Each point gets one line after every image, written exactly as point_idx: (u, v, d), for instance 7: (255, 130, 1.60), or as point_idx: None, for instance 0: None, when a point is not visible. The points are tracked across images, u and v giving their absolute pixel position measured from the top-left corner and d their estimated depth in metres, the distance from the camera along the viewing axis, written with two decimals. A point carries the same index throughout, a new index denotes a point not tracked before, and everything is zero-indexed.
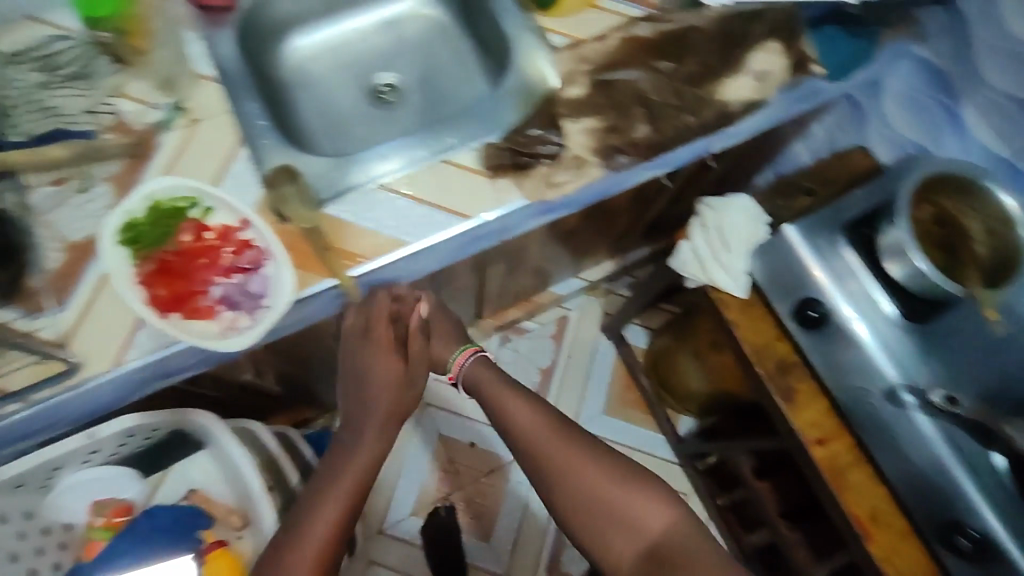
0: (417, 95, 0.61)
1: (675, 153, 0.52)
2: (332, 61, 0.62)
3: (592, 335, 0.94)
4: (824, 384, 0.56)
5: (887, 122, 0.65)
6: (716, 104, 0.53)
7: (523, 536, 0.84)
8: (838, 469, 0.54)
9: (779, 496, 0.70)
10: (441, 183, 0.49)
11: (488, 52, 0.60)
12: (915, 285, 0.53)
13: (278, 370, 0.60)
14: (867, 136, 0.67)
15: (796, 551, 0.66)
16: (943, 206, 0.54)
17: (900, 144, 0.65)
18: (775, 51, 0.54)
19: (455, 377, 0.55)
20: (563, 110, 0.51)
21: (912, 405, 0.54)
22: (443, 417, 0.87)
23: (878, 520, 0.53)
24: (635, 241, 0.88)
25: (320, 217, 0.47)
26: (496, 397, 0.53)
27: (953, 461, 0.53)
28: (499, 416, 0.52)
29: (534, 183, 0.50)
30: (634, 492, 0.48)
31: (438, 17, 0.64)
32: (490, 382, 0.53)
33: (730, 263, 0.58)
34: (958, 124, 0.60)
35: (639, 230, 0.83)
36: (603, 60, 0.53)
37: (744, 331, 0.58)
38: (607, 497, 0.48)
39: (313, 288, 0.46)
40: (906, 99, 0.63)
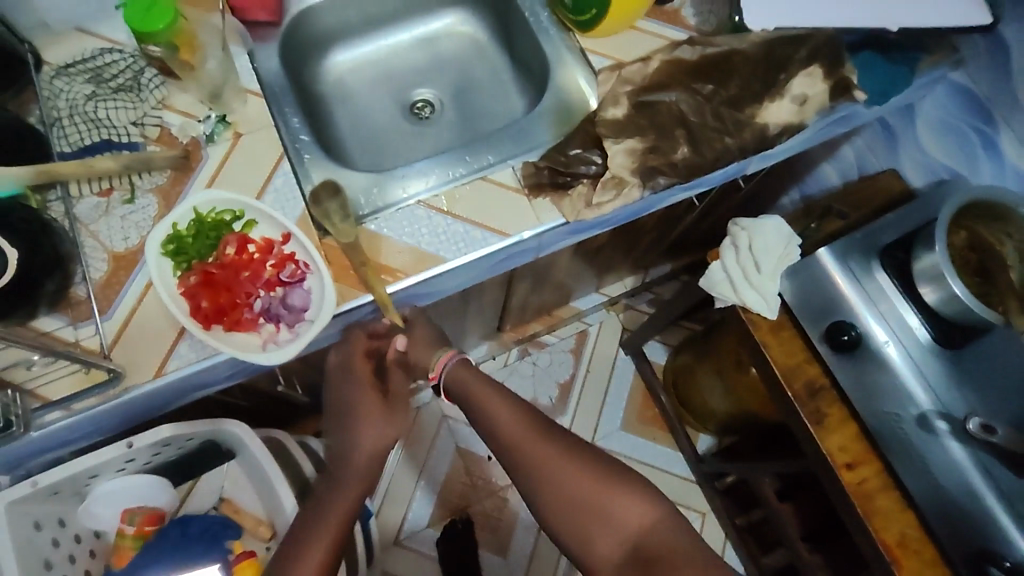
0: (451, 111, 0.63)
1: (712, 175, 0.52)
2: (370, 77, 0.63)
3: (612, 351, 0.93)
4: (853, 407, 0.55)
5: (921, 146, 0.65)
6: (755, 127, 0.52)
7: (540, 552, 0.83)
8: (866, 494, 0.53)
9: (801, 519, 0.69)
10: (478, 200, 0.49)
11: (523, 71, 0.61)
12: (950, 311, 0.52)
13: (305, 380, 0.60)
14: (900, 160, 0.67)
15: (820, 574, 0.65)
16: (978, 231, 0.54)
17: (933, 169, 0.64)
18: (817, 75, 0.53)
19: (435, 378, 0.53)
20: (603, 130, 0.50)
21: (944, 431, 0.53)
22: (463, 431, 0.87)
23: (907, 547, 0.52)
24: (657, 258, 0.88)
25: (360, 232, 0.47)
26: (476, 397, 0.50)
27: (986, 489, 0.52)
28: (477, 418, 0.50)
29: (572, 202, 0.49)
30: (612, 488, 0.46)
31: (473, 34, 0.65)
32: (470, 381, 0.51)
33: (763, 285, 0.57)
34: (995, 151, 0.58)
35: (663, 247, 0.83)
36: (642, 82, 0.52)
37: (775, 353, 0.57)
38: (588, 496, 0.46)
39: (353, 303, 0.46)
40: (938, 124, 0.62)
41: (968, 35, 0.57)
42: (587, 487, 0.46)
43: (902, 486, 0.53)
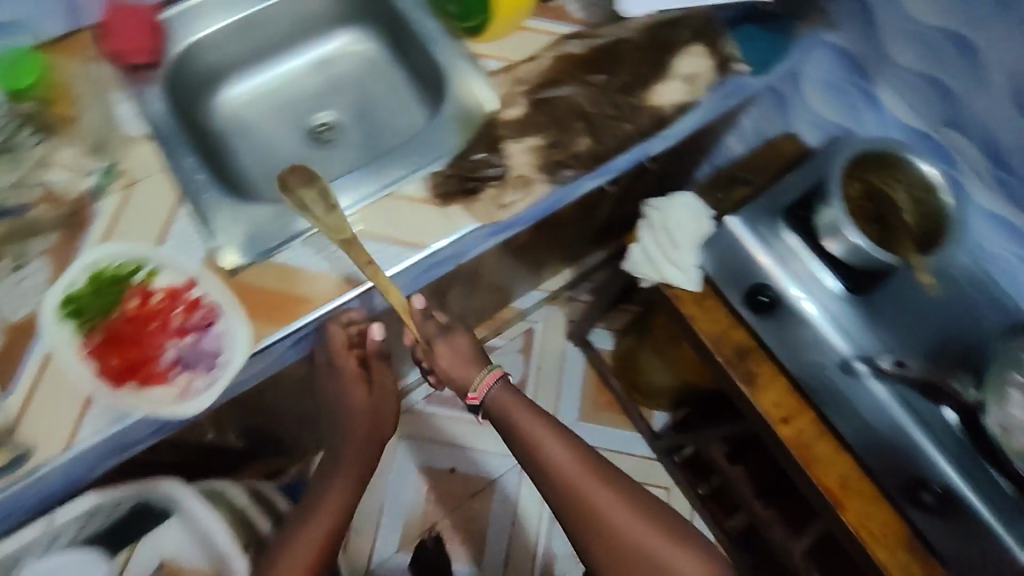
0: (355, 130, 0.62)
1: (617, 161, 0.53)
2: (267, 107, 0.62)
3: (559, 344, 0.94)
4: (782, 364, 0.58)
5: (809, 106, 0.69)
6: (650, 110, 0.54)
7: (515, 553, 0.83)
8: (805, 444, 0.57)
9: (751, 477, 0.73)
10: (390, 217, 0.49)
11: (422, 81, 0.61)
12: (855, 259, 0.54)
13: (242, 424, 0.59)
14: (793, 122, 0.71)
15: (773, 527, 0.68)
16: (871, 180, 0.57)
17: (824, 127, 0.69)
18: (702, 54, 0.55)
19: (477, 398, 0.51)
20: (504, 132, 0.52)
21: (865, 373, 0.55)
22: (422, 448, 0.86)
23: (847, 486, 0.55)
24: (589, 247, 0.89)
25: (269, 265, 0.46)
26: (536, 441, 0.49)
27: (911, 423, 0.54)
28: (537, 459, 0.49)
29: (484, 206, 0.50)
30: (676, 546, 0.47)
31: (369, 51, 0.64)
32: (529, 425, 0.50)
33: (680, 258, 0.61)
34: (875, 104, 0.63)
35: (592, 235, 0.84)
36: (536, 79, 0.54)
37: (700, 323, 0.60)
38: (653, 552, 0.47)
39: (269, 339, 0.45)
40: (824, 85, 0.66)
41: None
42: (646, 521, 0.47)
43: (845, 444, 0.56)
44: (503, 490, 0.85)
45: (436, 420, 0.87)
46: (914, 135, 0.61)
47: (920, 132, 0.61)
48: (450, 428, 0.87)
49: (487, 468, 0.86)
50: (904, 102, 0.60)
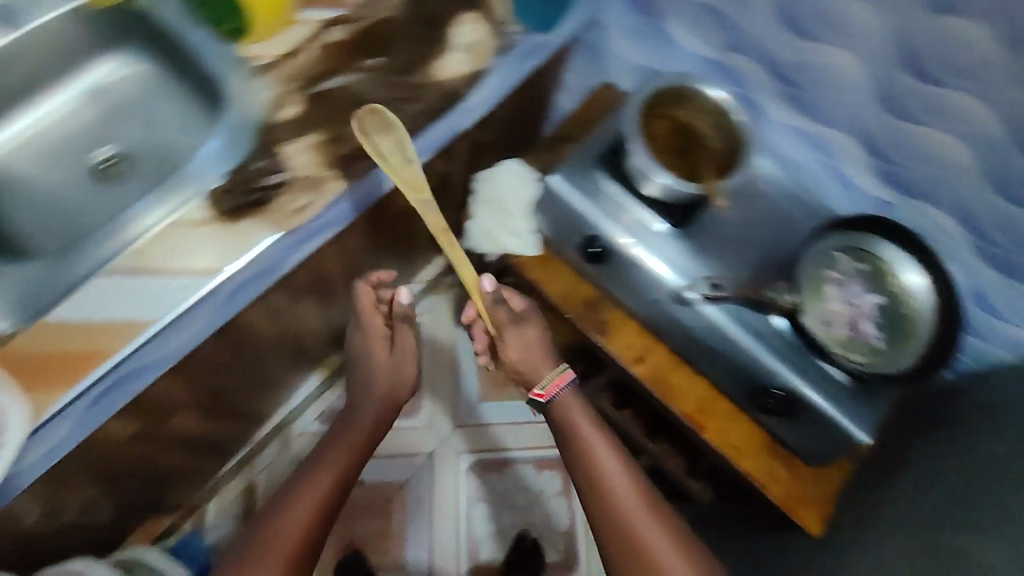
0: (145, 159, 0.57)
1: (414, 143, 0.52)
2: (36, 153, 0.57)
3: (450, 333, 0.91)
4: (625, 306, 0.60)
5: (618, 54, 0.69)
6: (438, 87, 0.53)
7: (437, 551, 0.81)
8: (660, 378, 0.59)
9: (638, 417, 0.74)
10: (173, 247, 0.45)
11: (200, 93, 0.56)
12: (671, 197, 0.56)
13: (81, 497, 0.54)
14: (610, 72, 0.70)
15: (668, 461, 0.72)
16: (676, 117, 0.57)
17: (636, 71, 0.68)
18: (479, 22, 0.55)
19: (545, 394, 0.55)
20: (282, 135, 0.49)
21: (698, 299, 0.57)
22: None
23: (706, 411, 0.58)
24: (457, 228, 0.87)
25: (37, 328, 0.43)
26: (590, 454, 0.52)
27: (744, 339, 0.56)
28: (582, 463, 0.52)
29: (276, 216, 0.47)
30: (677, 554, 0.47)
31: (141, 70, 0.58)
32: (590, 438, 0.53)
33: (517, 227, 0.62)
34: (669, 39, 0.63)
35: None
36: (310, 73, 0.51)
37: (545, 284, 0.61)
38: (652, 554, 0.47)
39: (51, 408, 0.41)
40: (627, 31, 0.66)
41: None
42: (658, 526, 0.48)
43: (701, 373, 0.59)
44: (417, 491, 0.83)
45: None
46: (709, 63, 0.62)
47: (714, 60, 0.61)
48: None
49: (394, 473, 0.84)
50: (693, 35, 0.61)
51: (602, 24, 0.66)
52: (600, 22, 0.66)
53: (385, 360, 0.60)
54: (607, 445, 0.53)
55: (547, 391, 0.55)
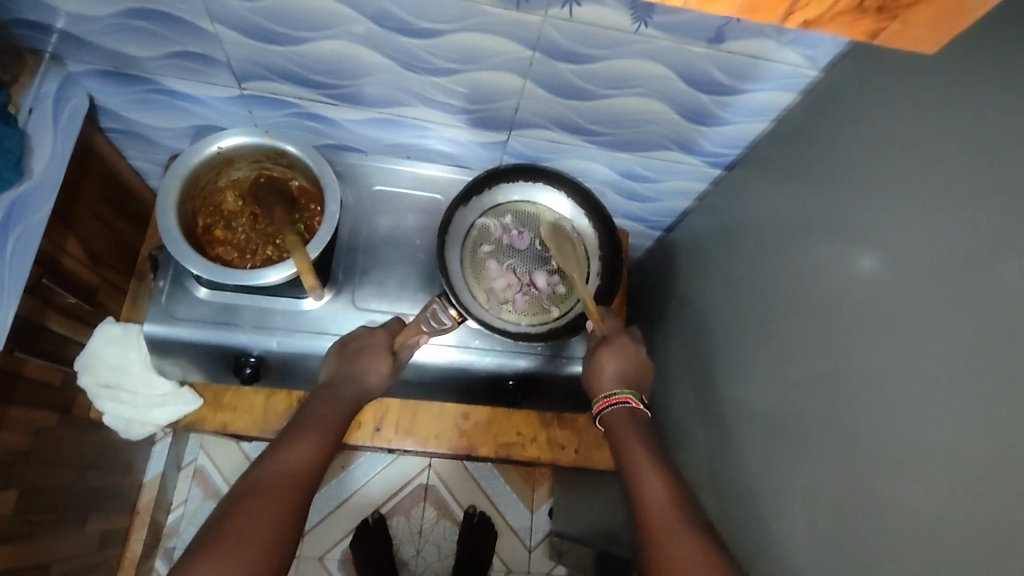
0: None
1: None
2: None
3: (443, 342, 0.85)
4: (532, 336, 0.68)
5: (497, 63, 0.72)
6: None
7: None
8: None
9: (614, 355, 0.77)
10: None
11: None
12: None
13: None
14: (481, 77, 0.74)
15: (603, 368, 0.77)
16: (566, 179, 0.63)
17: (505, 68, 0.72)
18: None
19: (599, 408, 0.76)
20: None
21: None
22: (350, 348, 0.76)
23: None
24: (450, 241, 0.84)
25: None
26: (635, 461, 0.69)
27: None
28: (633, 463, 0.69)
29: None
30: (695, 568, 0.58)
31: None
32: (638, 450, 0.69)
33: None
34: (557, 40, 0.67)
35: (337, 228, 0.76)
36: None
37: None
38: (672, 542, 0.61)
39: None
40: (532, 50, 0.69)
41: (497, 3, 0.62)
42: (693, 545, 0.60)
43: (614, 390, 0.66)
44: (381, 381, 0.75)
45: (331, 353, 0.77)
46: (581, 32, 0.66)
47: None
48: (352, 347, 0.76)
49: (370, 376, 0.74)
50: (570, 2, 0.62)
51: (481, 40, 0.68)
52: (474, 30, 0.66)
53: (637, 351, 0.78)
54: (658, 479, 0.67)
55: (596, 406, 0.76)
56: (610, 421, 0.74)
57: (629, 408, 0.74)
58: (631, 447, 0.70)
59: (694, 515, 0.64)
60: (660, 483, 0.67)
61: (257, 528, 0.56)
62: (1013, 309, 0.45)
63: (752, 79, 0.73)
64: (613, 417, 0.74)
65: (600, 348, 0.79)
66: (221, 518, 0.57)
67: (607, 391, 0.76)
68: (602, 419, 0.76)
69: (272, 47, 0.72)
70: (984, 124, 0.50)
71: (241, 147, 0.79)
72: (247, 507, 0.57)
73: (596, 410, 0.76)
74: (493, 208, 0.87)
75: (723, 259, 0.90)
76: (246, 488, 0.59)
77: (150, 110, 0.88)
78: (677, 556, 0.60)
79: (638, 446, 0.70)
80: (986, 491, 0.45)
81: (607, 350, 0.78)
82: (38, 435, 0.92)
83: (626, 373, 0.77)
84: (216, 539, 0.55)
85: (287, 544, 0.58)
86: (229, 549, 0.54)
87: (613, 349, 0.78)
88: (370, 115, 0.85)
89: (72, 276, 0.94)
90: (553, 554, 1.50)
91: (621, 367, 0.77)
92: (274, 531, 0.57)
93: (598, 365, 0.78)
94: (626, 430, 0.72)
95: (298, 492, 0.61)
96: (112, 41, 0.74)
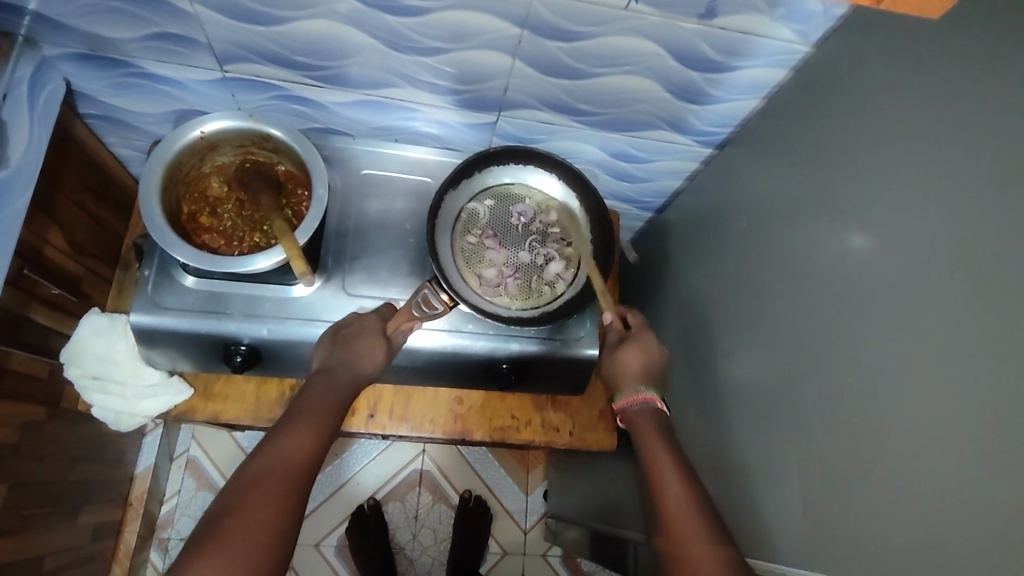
0: None
1: None
2: None
3: (436, 327, 0.85)
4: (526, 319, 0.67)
5: (486, 40, 0.70)
6: None
7: None
8: None
9: (639, 355, 0.79)
10: None
11: None
12: None
13: None
14: (469, 56, 0.73)
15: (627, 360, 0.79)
16: None
17: (494, 47, 0.71)
18: None
19: (620, 406, 0.77)
20: None
21: None
22: (344, 334, 0.75)
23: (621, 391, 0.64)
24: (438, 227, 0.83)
25: None
26: (648, 454, 0.70)
27: None
28: (649, 458, 0.70)
29: None
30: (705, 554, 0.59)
31: None
32: (650, 442, 0.71)
33: None
34: (545, 17, 0.66)
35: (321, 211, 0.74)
36: None
37: None
38: (682, 530, 0.62)
39: None
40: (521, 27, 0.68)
41: None
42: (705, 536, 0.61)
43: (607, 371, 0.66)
44: (376, 367, 0.74)
45: (324, 338, 0.76)
46: (570, 9, 0.65)
47: None
48: (346, 333, 0.75)
49: (367, 361, 0.73)
50: None
51: (467, 17, 0.67)
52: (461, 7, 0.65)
53: (655, 345, 0.80)
54: (672, 472, 0.67)
55: (621, 403, 0.77)
56: (634, 420, 0.75)
57: (652, 407, 0.75)
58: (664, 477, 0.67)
59: (708, 509, 0.64)
60: (675, 474, 0.67)
61: (258, 519, 0.56)
62: (1008, 281, 0.45)
63: (743, 55, 0.73)
64: (636, 415, 0.75)
65: (625, 347, 0.80)
66: (223, 514, 0.56)
67: (630, 389, 0.77)
68: (625, 418, 0.77)
69: (255, 28, 0.70)
70: (977, 96, 0.50)
71: (226, 132, 0.77)
72: (248, 498, 0.57)
73: (620, 406, 0.77)
74: (483, 191, 0.87)
75: (715, 238, 0.90)
76: (246, 479, 0.59)
77: (130, 94, 0.86)
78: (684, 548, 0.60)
79: (671, 472, 0.67)
80: (985, 466, 0.45)
81: (629, 349, 0.79)
82: (25, 429, 0.90)
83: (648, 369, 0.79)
84: (217, 529, 0.55)
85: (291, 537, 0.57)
86: (232, 540, 0.54)
87: (636, 347, 0.79)
88: (355, 97, 0.84)
89: (53, 266, 0.92)
90: (548, 536, 1.51)
91: (645, 363, 0.79)
92: (277, 524, 0.56)
93: (622, 361, 0.79)
94: (660, 455, 0.69)
95: (297, 481, 0.60)
96: (88, 22, 0.71)
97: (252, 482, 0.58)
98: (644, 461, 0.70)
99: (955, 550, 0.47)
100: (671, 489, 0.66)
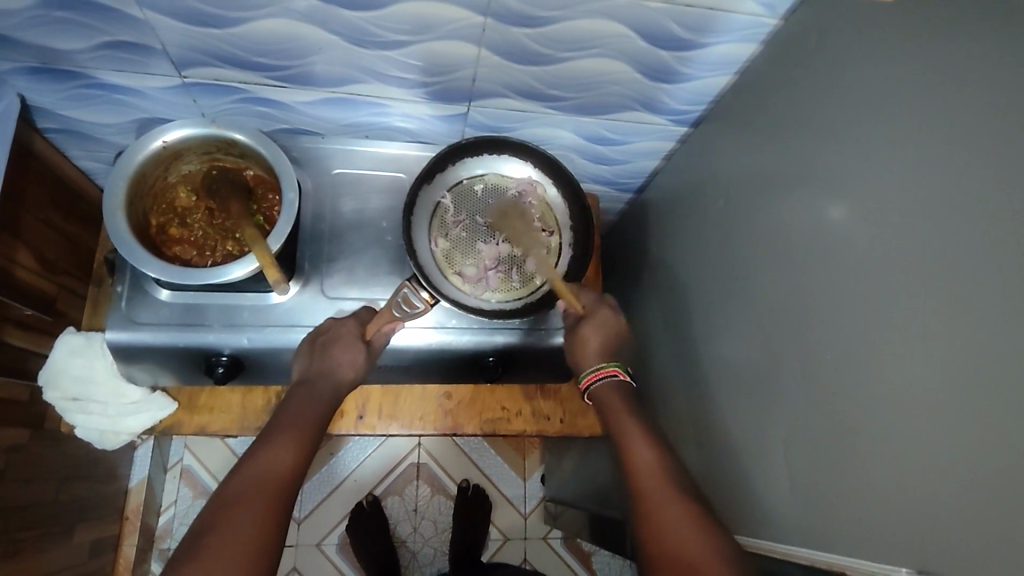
0: None
1: None
2: None
3: (420, 324, 0.84)
4: None
5: (449, 33, 0.69)
6: None
7: None
8: None
9: (604, 337, 0.78)
10: None
11: None
12: None
13: None
14: (431, 48, 0.72)
15: (590, 340, 0.79)
16: None
17: (455, 35, 0.70)
18: None
19: (585, 386, 0.77)
20: None
21: None
22: (321, 343, 0.74)
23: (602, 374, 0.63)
24: (417, 225, 0.82)
25: None
26: (623, 433, 0.70)
27: None
28: (624, 436, 0.70)
29: None
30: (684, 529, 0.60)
31: None
32: (622, 421, 0.71)
33: None
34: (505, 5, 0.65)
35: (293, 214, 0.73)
36: None
37: None
38: (658, 504, 0.63)
39: None
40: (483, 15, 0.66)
41: None
42: (683, 510, 0.62)
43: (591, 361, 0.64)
44: (354, 372, 0.73)
45: (303, 349, 0.75)
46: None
47: None
48: (325, 342, 0.74)
49: (346, 365, 0.73)
50: None
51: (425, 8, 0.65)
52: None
53: (614, 322, 0.79)
54: (646, 452, 0.68)
55: (585, 382, 0.77)
56: (599, 395, 0.75)
57: (616, 382, 0.75)
58: (649, 468, 0.67)
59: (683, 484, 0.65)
60: (651, 452, 0.68)
61: (239, 536, 0.55)
62: (987, 251, 0.45)
63: (711, 32, 0.72)
64: (604, 391, 0.75)
65: (585, 326, 0.79)
66: (202, 532, 0.55)
67: (594, 365, 0.78)
68: (590, 394, 0.77)
69: (208, 30, 0.68)
70: (950, 61, 0.49)
71: (187, 140, 0.75)
72: (231, 514, 0.56)
73: (584, 386, 0.77)
74: (457, 184, 0.85)
75: (695, 216, 0.89)
76: (229, 496, 0.58)
77: (87, 106, 0.83)
78: (661, 519, 0.62)
79: (646, 453, 0.68)
80: (974, 439, 0.45)
81: (591, 326, 0.79)
82: (10, 452, 0.89)
83: (610, 344, 0.79)
84: (199, 546, 0.54)
85: (272, 547, 0.56)
86: (216, 557, 0.53)
87: (597, 325, 0.79)
88: (321, 96, 0.82)
89: (25, 287, 0.90)
90: (548, 519, 1.52)
91: (606, 339, 0.79)
92: (256, 537, 0.56)
93: (583, 340, 0.79)
94: (633, 435, 0.70)
95: (278, 495, 0.59)
96: (35, 35, 0.69)
97: (236, 496, 0.58)
98: (620, 442, 0.70)
99: (949, 523, 0.47)
100: (649, 469, 0.67)
